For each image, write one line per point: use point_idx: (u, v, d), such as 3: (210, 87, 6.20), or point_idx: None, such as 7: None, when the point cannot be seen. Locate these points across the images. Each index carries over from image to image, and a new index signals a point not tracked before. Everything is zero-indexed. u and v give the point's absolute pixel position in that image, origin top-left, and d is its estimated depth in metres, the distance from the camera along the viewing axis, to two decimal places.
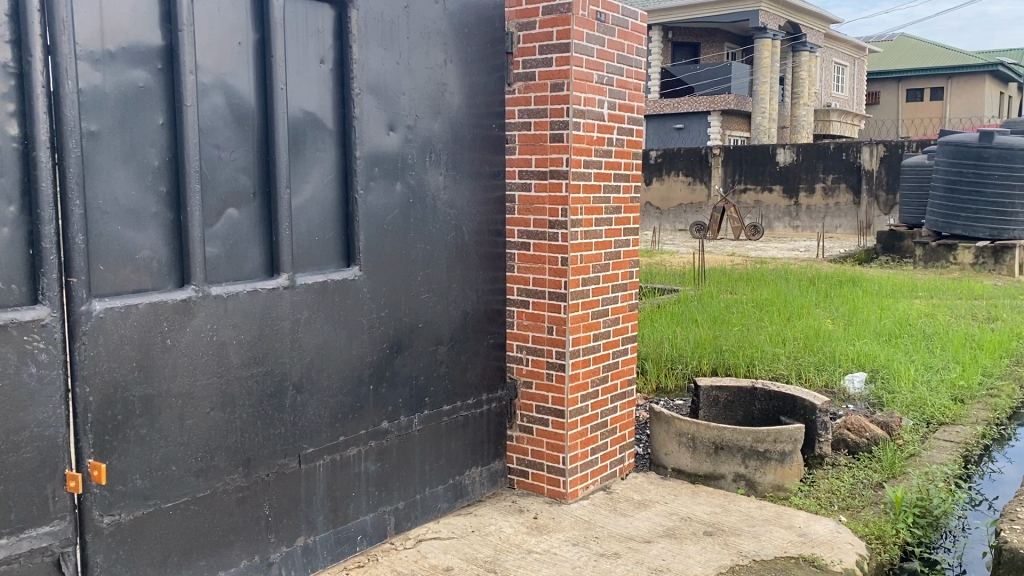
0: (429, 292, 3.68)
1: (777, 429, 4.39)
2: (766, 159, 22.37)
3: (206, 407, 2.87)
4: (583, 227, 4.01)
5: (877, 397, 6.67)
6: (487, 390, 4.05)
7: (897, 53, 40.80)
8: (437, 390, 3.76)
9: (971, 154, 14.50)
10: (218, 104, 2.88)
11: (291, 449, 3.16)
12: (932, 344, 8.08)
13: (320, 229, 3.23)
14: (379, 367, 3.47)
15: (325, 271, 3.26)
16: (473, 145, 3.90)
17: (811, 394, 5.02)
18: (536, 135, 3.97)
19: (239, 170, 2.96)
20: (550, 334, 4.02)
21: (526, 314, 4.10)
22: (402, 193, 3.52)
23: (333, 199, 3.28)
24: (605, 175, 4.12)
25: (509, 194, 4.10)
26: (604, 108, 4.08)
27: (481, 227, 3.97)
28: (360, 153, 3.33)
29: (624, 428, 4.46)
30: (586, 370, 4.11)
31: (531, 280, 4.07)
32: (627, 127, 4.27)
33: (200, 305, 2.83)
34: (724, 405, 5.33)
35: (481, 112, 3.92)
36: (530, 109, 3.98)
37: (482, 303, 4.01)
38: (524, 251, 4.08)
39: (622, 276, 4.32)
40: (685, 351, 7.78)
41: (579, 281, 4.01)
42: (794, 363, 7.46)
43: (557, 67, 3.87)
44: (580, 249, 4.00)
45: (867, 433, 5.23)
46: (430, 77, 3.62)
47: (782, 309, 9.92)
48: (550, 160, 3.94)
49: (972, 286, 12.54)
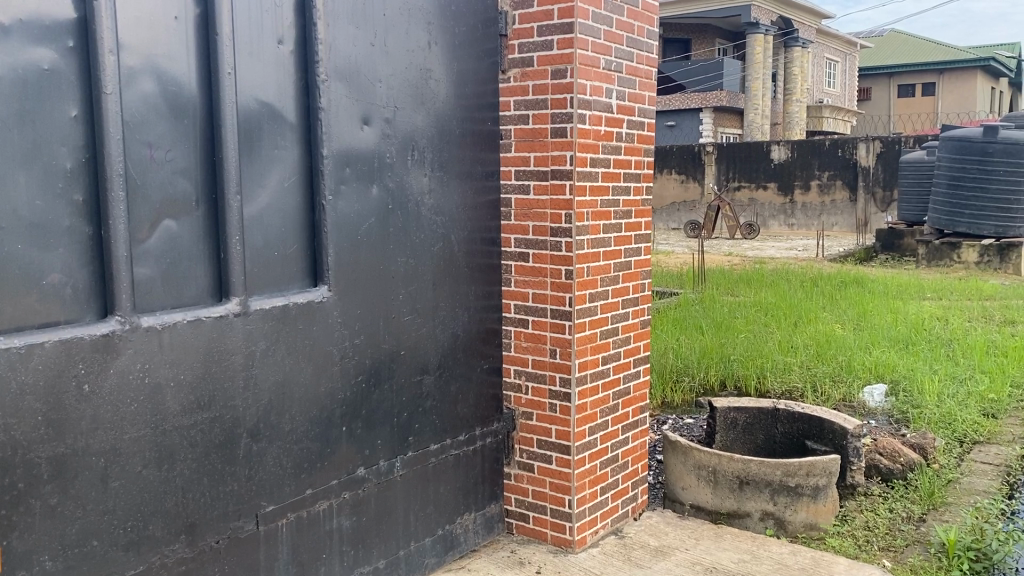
0: (412, 314, 3.14)
1: (810, 462, 3.88)
2: (760, 156, 21.91)
3: (137, 465, 2.32)
4: (590, 234, 3.48)
5: (901, 412, 6.16)
6: (481, 423, 3.52)
7: (888, 48, 40.43)
8: (424, 426, 3.22)
9: (975, 149, 14.07)
10: (150, 92, 2.34)
11: (247, 508, 2.62)
12: (952, 352, 7.58)
13: (279, 243, 2.70)
14: (354, 404, 2.93)
15: (286, 291, 2.72)
16: (463, 141, 3.36)
17: (841, 416, 4.51)
18: (535, 130, 3.45)
19: (177, 173, 2.43)
20: (553, 358, 3.50)
21: (525, 335, 3.58)
22: (379, 198, 2.98)
23: (295, 206, 2.75)
24: (613, 175, 3.60)
25: (505, 198, 3.57)
26: (612, 99, 3.55)
27: (473, 236, 3.44)
28: (328, 151, 2.79)
29: (637, 462, 3.94)
30: (595, 399, 3.59)
31: (530, 296, 3.55)
32: (637, 120, 3.75)
33: (128, 340, 2.28)
34: (743, 428, 4.81)
35: (472, 103, 3.39)
36: (528, 100, 3.45)
37: (475, 323, 3.48)
38: (522, 262, 3.56)
39: (633, 289, 3.79)
40: (692, 362, 7.26)
41: (585, 297, 3.48)
42: (808, 374, 6.96)
43: (559, 51, 3.34)
44: (586, 260, 3.47)
45: (902, 458, 4.72)
46: (411, 61, 3.08)
47: (788, 314, 9.44)
48: (551, 158, 3.41)
49: (980, 286, 12.05)
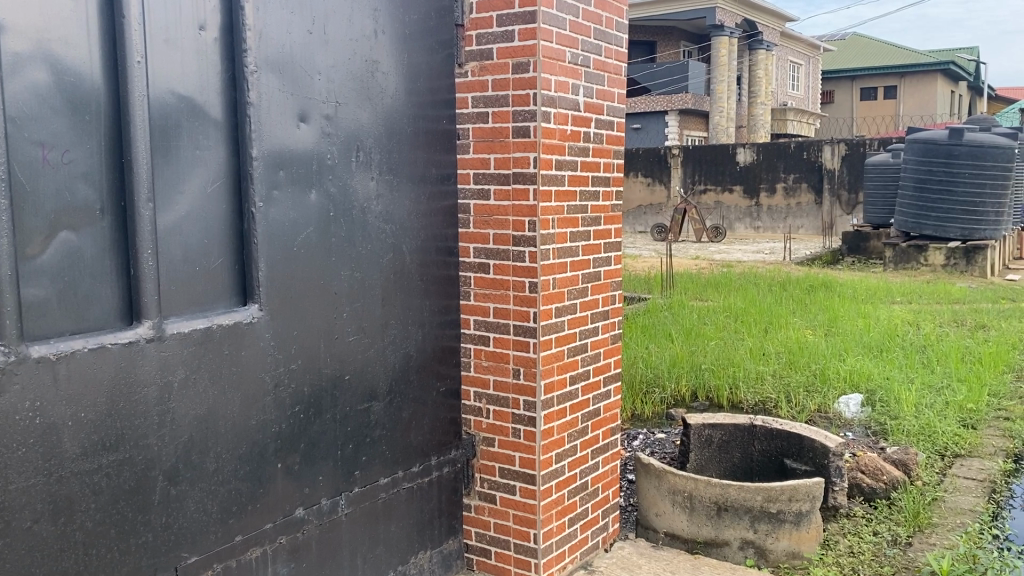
0: (358, 334, 2.82)
1: (793, 486, 3.61)
2: (726, 159, 21.77)
3: (26, 521, 1.96)
4: (556, 244, 3.18)
5: (879, 424, 5.92)
6: (436, 451, 3.20)
7: (850, 51, 40.70)
8: (373, 458, 2.90)
9: (941, 152, 13.92)
10: (43, 82, 1.99)
11: (164, 561, 2.28)
12: (927, 359, 7.39)
13: (201, 256, 2.37)
14: (291, 437, 2.61)
15: (210, 312, 2.39)
16: (416, 141, 3.04)
17: (822, 433, 4.29)
18: (495, 129, 3.15)
19: (78, 177, 2.08)
20: (516, 380, 3.20)
21: (485, 354, 3.27)
22: (319, 204, 2.65)
23: (220, 214, 2.42)
24: (581, 179, 3.31)
25: (462, 203, 3.27)
26: (579, 95, 3.26)
27: (428, 246, 3.12)
28: (257, 151, 2.47)
29: (608, 488, 3.65)
30: (561, 423, 3.29)
31: (491, 310, 3.24)
32: (606, 119, 3.46)
33: (14, 374, 1.93)
34: (718, 446, 4.54)
35: (425, 99, 3.08)
36: (487, 96, 3.15)
37: (430, 342, 3.16)
38: (482, 274, 3.25)
39: (603, 302, 3.50)
40: (662, 372, 7.00)
41: (551, 312, 3.18)
42: (782, 384, 6.72)
43: (521, 42, 3.04)
44: (552, 272, 3.18)
45: (885, 476, 4.47)
46: (355, 51, 2.76)
47: (758, 319, 9.23)
48: (513, 159, 3.11)
49: (949, 290, 11.98)
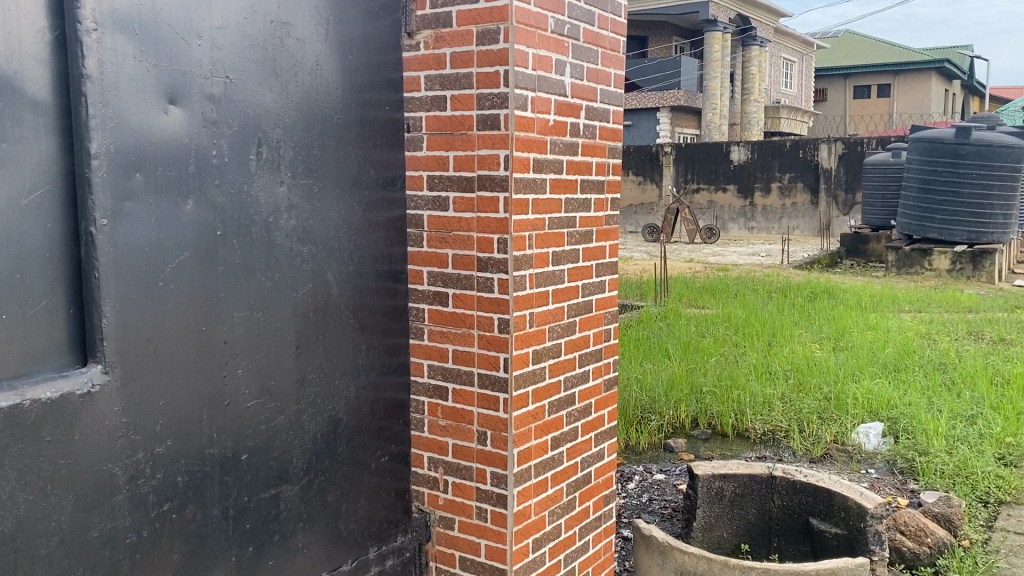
0: (262, 396, 2.06)
1: (830, 569, 2.90)
2: (719, 157, 21.00)
3: None
4: (533, 269, 2.43)
5: (906, 461, 5.17)
6: (377, 539, 2.46)
7: (843, 48, 40.03)
8: (284, 560, 2.16)
9: (946, 151, 13.10)
10: None
11: None
12: (950, 380, 6.64)
13: (9, 298, 1.60)
14: (156, 548, 1.85)
15: (23, 380, 1.62)
16: (349, 133, 2.28)
17: (857, 489, 3.57)
18: (454, 118, 2.40)
19: None
20: (482, 446, 2.45)
21: (443, 411, 2.53)
22: (198, 220, 1.89)
23: (38, 238, 1.65)
24: (566, 184, 2.56)
25: (412, 215, 2.53)
26: (565, 76, 2.51)
27: (366, 271, 2.37)
28: (99, 145, 1.69)
29: (599, 571, 2.91)
30: (540, 499, 2.54)
31: (449, 354, 2.50)
32: (600, 107, 2.71)
33: None
34: (730, 501, 3.80)
35: (363, 78, 2.32)
36: (445, 75, 2.40)
37: (368, 397, 2.41)
38: (437, 306, 2.51)
39: (595, 339, 2.76)
40: (658, 396, 6.25)
41: (526, 358, 2.43)
42: (793, 411, 6.01)
43: (488, 3, 2.29)
44: (529, 306, 2.43)
45: (929, 539, 3.74)
46: (257, 7, 1.99)
47: (760, 331, 8.51)
48: (478, 159, 2.37)
49: (957, 296, 11.29)
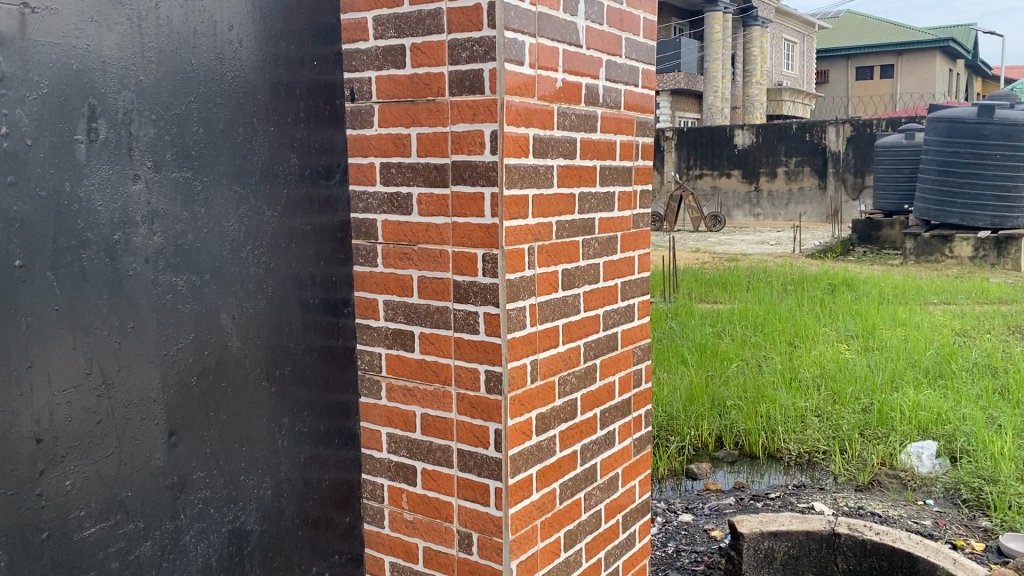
0: (111, 514, 1.31)
1: None
2: (723, 141, 20.12)
3: None
4: (534, 300, 1.67)
5: (971, 491, 4.40)
6: None
7: (846, 26, 38.99)
8: None
9: (968, 131, 11.80)
10: None
11: None
12: (1004, 388, 5.85)
13: None
14: None
15: None
16: (250, 103, 1.52)
17: (949, 552, 2.81)
18: (417, 78, 1.63)
19: None
20: (464, 554, 1.69)
21: (409, 500, 1.77)
22: None
23: None
24: (580, 172, 1.80)
25: (359, 220, 1.76)
26: (578, 17, 1.75)
27: (284, 309, 1.62)
28: None
29: None
30: None
31: (416, 420, 1.73)
32: (625, 64, 1.94)
33: None
34: (785, 566, 3.07)
35: (276, 20, 1.56)
36: (402, 15, 1.63)
37: (293, 488, 1.67)
38: (398, 351, 1.75)
39: (620, 386, 2.00)
40: (676, 411, 5.52)
41: (527, 427, 1.67)
42: (830, 429, 5.24)
43: None
44: (530, 352, 1.66)
45: None
46: None
47: (781, 329, 7.73)
48: (453, 137, 1.59)
49: (984, 286, 10.48)
